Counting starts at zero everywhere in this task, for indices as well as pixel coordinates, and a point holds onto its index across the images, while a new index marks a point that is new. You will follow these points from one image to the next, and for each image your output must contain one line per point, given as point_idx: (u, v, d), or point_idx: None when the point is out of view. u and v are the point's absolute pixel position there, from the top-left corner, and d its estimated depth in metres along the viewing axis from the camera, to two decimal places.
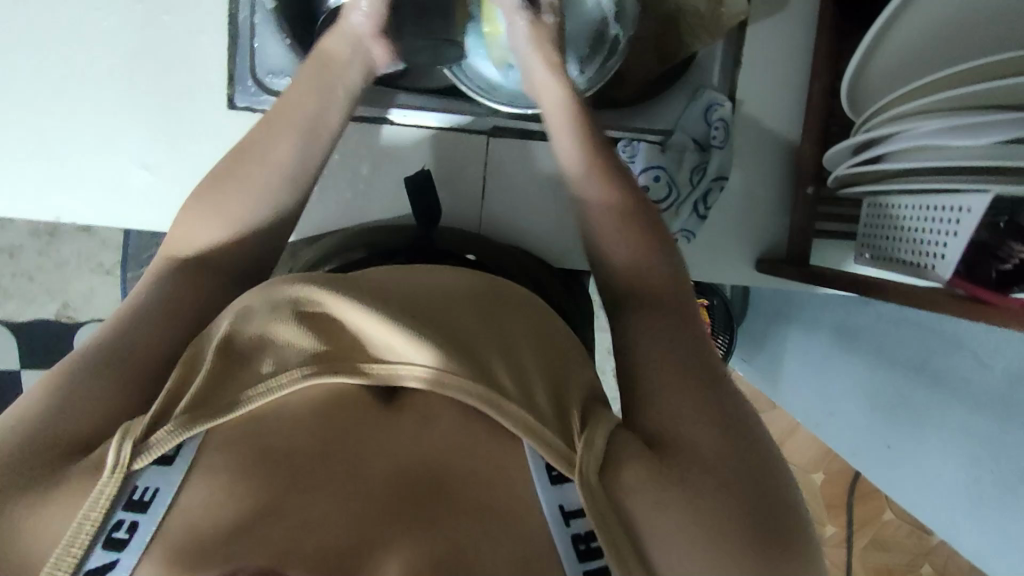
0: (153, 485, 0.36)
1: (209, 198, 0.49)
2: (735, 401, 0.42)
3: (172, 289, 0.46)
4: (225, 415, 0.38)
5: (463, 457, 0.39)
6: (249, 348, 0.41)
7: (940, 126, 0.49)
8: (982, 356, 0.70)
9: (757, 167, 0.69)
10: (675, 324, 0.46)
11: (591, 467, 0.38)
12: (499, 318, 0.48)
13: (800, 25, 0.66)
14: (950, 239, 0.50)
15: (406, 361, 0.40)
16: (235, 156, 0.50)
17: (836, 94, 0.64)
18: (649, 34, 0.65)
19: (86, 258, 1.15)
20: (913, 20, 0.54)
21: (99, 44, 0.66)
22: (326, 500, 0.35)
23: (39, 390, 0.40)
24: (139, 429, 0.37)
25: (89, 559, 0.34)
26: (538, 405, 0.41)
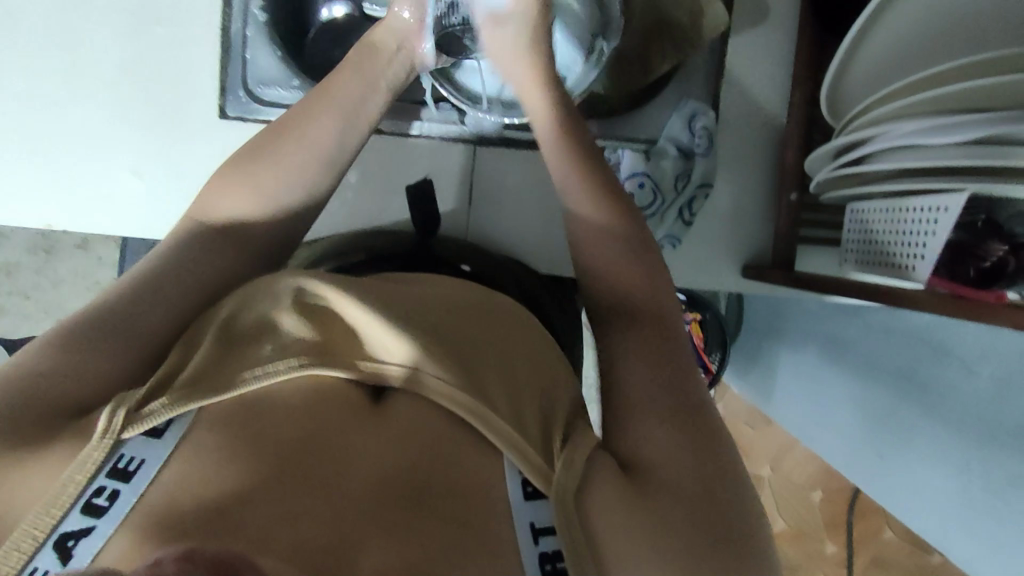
0: (139, 455, 0.35)
1: (242, 170, 0.49)
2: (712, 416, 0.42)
3: (182, 260, 0.45)
4: (223, 393, 0.38)
5: (446, 465, 0.38)
6: (251, 330, 0.42)
7: (918, 126, 0.50)
8: (970, 364, 0.70)
9: (741, 175, 0.69)
10: (656, 331, 0.45)
11: (568, 483, 0.37)
12: (494, 320, 0.48)
13: (780, 37, 0.68)
14: (928, 238, 0.50)
15: (394, 360, 0.41)
16: (274, 129, 0.51)
17: (817, 102, 0.65)
18: (633, 48, 0.67)
19: (81, 276, 1.19)
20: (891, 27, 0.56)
21: (94, 55, 0.68)
22: (298, 500, 0.34)
23: (36, 350, 0.39)
24: (132, 401, 0.36)
25: (65, 523, 0.33)
26: (526, 424, 0.41)
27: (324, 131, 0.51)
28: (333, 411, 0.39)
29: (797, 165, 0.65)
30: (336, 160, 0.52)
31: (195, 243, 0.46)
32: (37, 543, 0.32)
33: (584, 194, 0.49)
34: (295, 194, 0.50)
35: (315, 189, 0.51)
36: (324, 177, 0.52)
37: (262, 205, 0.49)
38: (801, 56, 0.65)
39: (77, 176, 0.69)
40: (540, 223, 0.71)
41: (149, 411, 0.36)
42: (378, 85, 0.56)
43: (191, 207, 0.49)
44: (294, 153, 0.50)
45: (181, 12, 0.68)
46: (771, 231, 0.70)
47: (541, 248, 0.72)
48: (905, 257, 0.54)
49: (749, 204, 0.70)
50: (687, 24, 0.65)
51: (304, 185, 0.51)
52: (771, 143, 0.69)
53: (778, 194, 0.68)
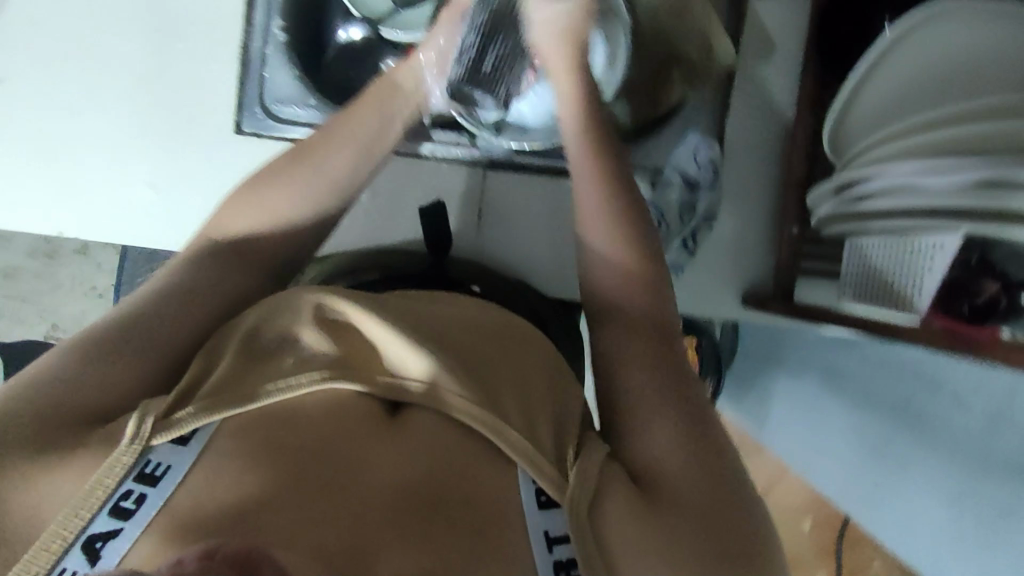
0: (165, 461, 0.37)
1: (261, 190, 0.51)
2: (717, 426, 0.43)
3: (204, 275, 0.47)
4: (244, 405, 0.39)
5: (462, 476, 0.39)
6: (272, 343, 0.43)
7: (920, 167, 0.51)
8: (962, 396, 0.71)
9: (744, 207, 0.71)
10: (664, 342, 0.46)
11: (581, 495, 0.39)
12: (507, 335, 0.49)
13: (783, 76, 0.70)
14: (926, 274, 0.52)
15: (414, 375, 0.42)
16: (293, 156, 0.52)
17: (820, 138, 0.67)
18: (643, 78, 0.69)
19: (81, 282, 1.19)
20: (893, 71, 0.59)
21: (116, 69, 0.70)
22: (319, 506, 0.36)
23: (64, 354, 0.40)
24: (160, 409, 0.38)
25: (93, 525, 0.34)
26: (539, 435, 0.42)
27: (340, 161, 0.52)
28: (350, 423, 0.40)
29: (798, 200, 0.67)
30: (349, 186, 0.54)
31: (211, 261, 0.48)
32: (67, 542, 0.34)
33: (603, 219, 0.50)
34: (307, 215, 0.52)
35: (324, 214, 0.53)
36: (336, 202, 0.53)
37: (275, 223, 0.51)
38: (805, 94, 0.67)
39: (91, 186, 0.70)
40: (547, 247, 0.73)
41: (176, 419, 0.38)
42: (393, 120, 0.56)
43: (208, 226, 0.50)
44: (312, 182, 0.51)
45: (205, 31, 0.70)
46: (772, 262, 0.72)
47: (546, 271, 0.73)
48: (908, 291, 0.54)
49: (750, 235, 0.72)
50: (699, 61, 0.68)
51: (314, 211, 0.52)
52: (773, 177, 0.71)
53: (780, 227, 0.70)
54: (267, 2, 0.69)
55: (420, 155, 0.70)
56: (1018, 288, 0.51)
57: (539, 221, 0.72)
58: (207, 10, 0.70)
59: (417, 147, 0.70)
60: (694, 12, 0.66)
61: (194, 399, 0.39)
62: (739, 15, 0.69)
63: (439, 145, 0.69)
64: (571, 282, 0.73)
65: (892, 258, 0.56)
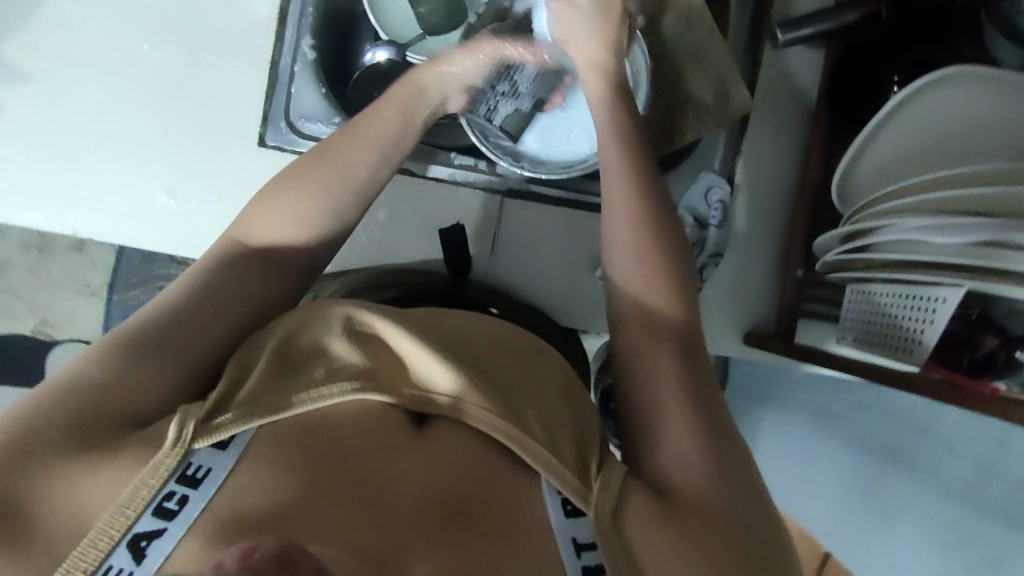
0: (206, 464, 0.38)
1: (283, 193, 0.51)
2: (734, 442, 0.46)
3: (227, 277, 0.48)
4: (278, 412, 0.41)
5: (487, 486, 0.42)
6: (305, 353, 0.44)
7: (925, 223, 0.54)
8: (950, 444, 0.74)
9: (751, 245, 0.74)
10: (683, 361, 0.48)
11: (604, 505, 0.42)
12: (522, 350, 0.50)
13: (793, 125, 0.73)
14: (927, 326, 0.54)
15: (440, 389, 0.44)
16: (312, 157, 0.52)
17: (828, 187, 0.69)
18: (660, 118, 0.72)
19: (73, 278, 1.17)
20: (903, 128, 0.61)
21: (145, 76, 0.71)
22: (355, 515, 0.38)
23: (99, 359, 0.42)
24: (199, 413, 0.39)
25: (138, 523, 0.36)
26: (562, 451, 0.43)
27: (362, 159, 0.53)
28: (386, 427, 0.43)
29: (804, 245, 0.69)
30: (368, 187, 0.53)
31: (234, 266, 0.48)
32: (114, 540, 0.35)
33: (626, 257, 0.52)
34: (320, 217, 0.51)
35: (342, 220, 0.52)
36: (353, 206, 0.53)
37: (297, 231, 0.51)
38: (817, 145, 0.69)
39: (109, 189, 0.70)
40: (558, 273, 0.74)
41: (216, 424, 0.39)
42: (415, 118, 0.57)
43: (232, 227, 0.51)
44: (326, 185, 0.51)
45: (236, 45, 0.72)
46: (775, 301, 0.74)
47: (555, 298, 0.74)
48: (906, 340, 0.57)
49: (754, 274, 0.74)
50: (716, 102, 0.70)
51: (334, 212, 0.52)
52: (780, 220, 0.73)
53: (785, 270, 0.72)
54: (298, 20, 0.72)
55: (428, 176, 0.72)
56: (1016, 344, 0.53)
57: (552, 250, 0.74)
58: (239, 26, 0.72)
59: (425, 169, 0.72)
60: (714, 57, 0.69)
61: (230, 404, 0.40)
62: (754, 64, 0.73)
63: (458, 168, 0.72)
64: (579, 311, 0.75)
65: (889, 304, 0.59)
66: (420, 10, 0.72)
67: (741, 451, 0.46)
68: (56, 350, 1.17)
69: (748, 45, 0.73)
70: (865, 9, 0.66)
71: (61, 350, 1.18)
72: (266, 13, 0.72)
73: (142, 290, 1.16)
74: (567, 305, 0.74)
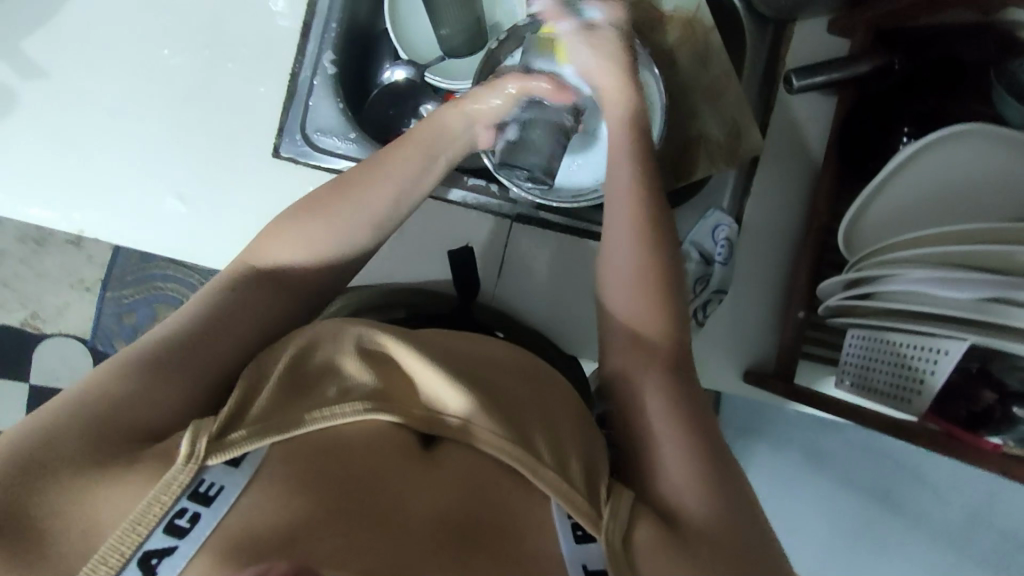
0: (219, 481, 0.39)
1: (303, 219, 0.52)
2: (735, 475, 0.47)
3: (241, 300, 0.49)
4: (290, 431, 0.42)
5: (496, 510, 0.43)
6: (317, 370, 0.45)
7: (932, 276, 0.54)
8: (941, 493, 0.85)
9: (754, 284, 0.74)
10: (679, 394, 0.50)
11: (615, 534, 0.42)
12: (535, 376, 0.51)
13: (801, 168, 0.74)
14: (929, 376, 0.55)
15: (452, 411, 0.45)
16: (336, 188, 0.53)
17: (834, 232, 0.70)
18: (670, 155, 0.73)
19: (68, 272, 1.15)
20: (909, 180, 0.62)
21: (164, 80, 0.71)
22: (370, 536, 0.38)
23: (115, 375, 0.42)
24: (213, 429, 0.40)
25: (149, 541, 0.36)
26: (572, 475, 0.44)
27: (382, 197, 0.53)
28: (392, 448, 0.43)
29: (807, 288, 0.70)
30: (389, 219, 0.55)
31: (244, 286, 0.50)
32: (123, 559, 0.36)
33: (632, 292, 0.53)
34: (337, 243, 0.52)
35: (356, 246, 0.53)
36: (370, 233, 0.54)
37: (309, 252, 0.51)
38: (825, 191, 0.71)
39: (119, 191, 0.71)
40: (561, 301, 0.74)
41: (228, 441, 0.40)
42: (438, 158, 0.58)
43: (245, 252, 0.52)
44: (346, 214, 0.52)
45: (256, 54, 0.72)
46: (775, 341, 0.75)
47: (558, 325, 0.74)
48: (904, 389, 0.58)
49: (756, 313, 0.75)
50: (727, 142, 0.72)
51: (353, 242, 0.53)
52: (783, 261, 0.74)
53: (787, 311, 0.73)
54: (321, 35, 0.72)
55: (447, 202, 0.73)
56: (1011, 401, 0.54)
57: (558, 277, 0.74)
58: (260, 37, 0.72)
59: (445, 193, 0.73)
60: (729, 98, 0.71)
61: (242, 422, 0.41)
62: (767, 105, 0.74)
63: (470, 193, 0.73)
64: (581, 339, 0.75)
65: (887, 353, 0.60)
66: (443, 32, 0.71)
67: (739, 479, 0.47)
68: (45, 344, 1.16)
69: (761, 88, 0.74)
70: (879, 60, 0.67)
71: (50, 345, 1.16)
72: (288, 24, 0.73)
73: (134, 289, 1.14)
74: (569, 332, 0.75)
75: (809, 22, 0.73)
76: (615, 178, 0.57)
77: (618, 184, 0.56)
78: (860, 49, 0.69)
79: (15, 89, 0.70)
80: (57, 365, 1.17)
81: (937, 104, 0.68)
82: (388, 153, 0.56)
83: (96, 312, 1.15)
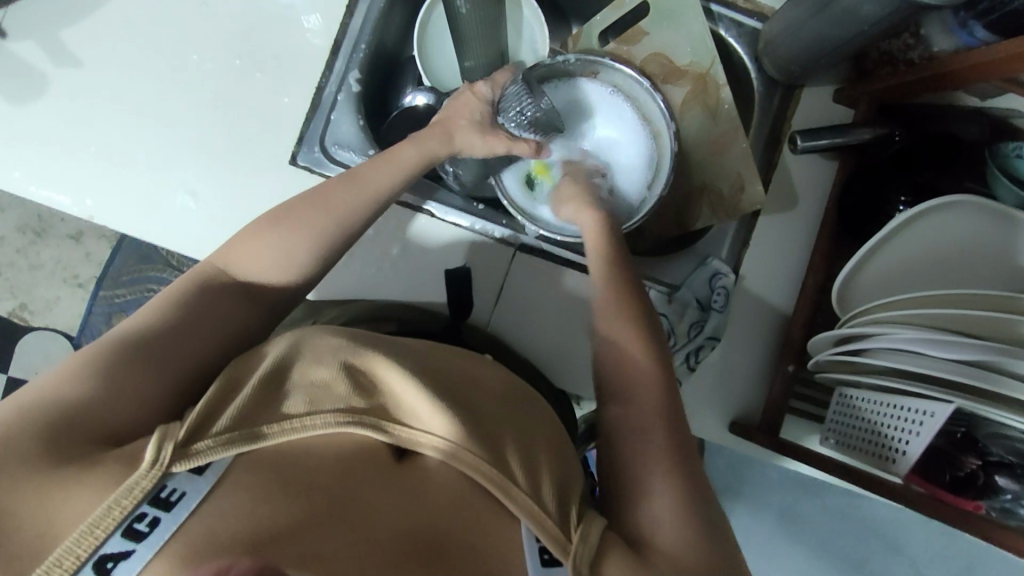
0: (181, 488, 0.40)
1: (287, 224, 0.56)
2: (726, 535, 0.49)
3: (205, 304, 0.52)
4: (251, 444, 0.43)
5: (464, 530, 0.44)
6: (292, 378, 0.46)
7: (919, 335, 0.55)
8: (917, 565, 0.97)
9: (747, 336, 0.75)
10: (682, 458, 0.51)
11: (583, 554, 0.43)
12: (511, 406, 0.53)
13: (802, 224, 0.75)
14: (913, 437, 0.55)
15: (427, 432, 0.46)
16: (308, 197, 0.57)
17: (826, 292, 0.71)
18: (674, 204, 0.77)
19: (62, 267, 1.15)
20: (895, 250, 0.64)
21: (191, 82, 0.74)
22: (336, 538, 0.41)
23: (80, 369, 0.45)
24: (179, 436, 0.41)
25: (106, 545, 0.38)
26: (544, 499, 0.45)
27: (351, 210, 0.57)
28: (362, 464, 0.45)
29: (798, 342, 0.71)
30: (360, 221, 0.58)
31: (215, 290, 0.53)
32: (78, 562, 0.37)
33: (634, 340, 0.57)
34: (311, 250, 0.56)
35: (347, 226, 0.57)
36: (355, 234, 0.58)
37: (286, 266, 0.55)
38: (822, 251, 0.72)
39: (131, 184, 0.72)
40: (552, 335, 0.75)
41: (193, 449, 0.41)
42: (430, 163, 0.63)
43: (214, 257, 0.55)
44: (323, 220, 0.56)
45: (282, 66, 0.75)
46: (762, 395, 0.75)
47: (551, 360, 0.75)
48: (889, 448, 0.58)
49: (745, 367, 0.75)
50: (730, 196, 0.74)
51: (338, 234, 0.57)
52: (777, 317, 0.75)
53: (777, 364, 0.74)
54: (350, 53, 0.75)
55: (421, 211, 0.75)
56: (995, 470, 0.56)
57: (555, 309, 0.75)
58: (291, 49, 0.75)
59: (421, 205, 0.75)
60: (734, 153, 0.74)
61: (209, 430, 0.42)
62: (770, 165, 0.77)
63: (447, 207, 0.75)
64: (571, 372, 0.74)
65: (869, 413, 0.61)
66: (466, 64, 0.76)
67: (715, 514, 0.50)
68: (28, 338, 1.15)
69: (765, 150, 0.78)
70: (880, 130, 0.70)
71: (35, 340, 1.15)
72: (320, 42, 0.75)
73: (127, 290, 1.14)
74: (559, 365, 0.75)
75: (817, 88, 0.76)
76: (598, 267, 0.62)
77: (600, 274, 0.61)
78: (862, 120, 0.73)
79: (47, 76, 0.72)
80: (37, 362, 1.15)
81: (935, 178, 0.70)
82: (387, 155, 0.61)
83: (86, 309, 1.15)
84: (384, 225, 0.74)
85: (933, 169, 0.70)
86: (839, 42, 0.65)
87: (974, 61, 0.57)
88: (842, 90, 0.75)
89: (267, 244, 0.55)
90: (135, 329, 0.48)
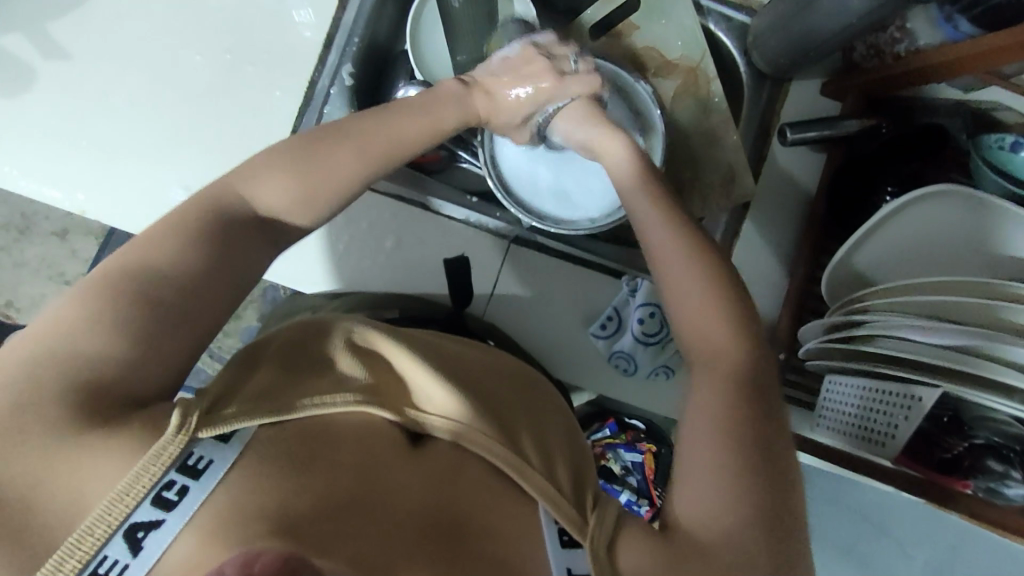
0: (207, 455, 0.40)
1: (314, 162, 0.52)
2: (773, 474, 0.46)
3: (215, 256, 0.47)
4: (281, 414, 0.43)
5: (483, 512, 0.44)
6: (318, 361, 0.48)
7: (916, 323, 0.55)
8: None
9: None
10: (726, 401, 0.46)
11: (601, 536, 0.44)
12: (517, 391, 0.54)
13: (791, 216, 0.77)
14: (902, 422, 0.57)
15: (438, 411, 0.47)
16: (335, 130, 0.53)
17: (816, 281, 0.72)
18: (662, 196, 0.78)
19: (49, 264, 1.14)
20: (881, 241, 0.65)
21: (182, 74, 0.73)
22: (350, 527, 0.39)
23: (87, 335, 0.41)
24: (202, 405, 0.41)
25: (135, 513, 0.38)
26: (556, 472, 0.47)
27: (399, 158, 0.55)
28: (375, 446, 0.45)
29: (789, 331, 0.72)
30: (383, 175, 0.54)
31: (228, 235, 0.48)
32: (109, 530, 0.37)
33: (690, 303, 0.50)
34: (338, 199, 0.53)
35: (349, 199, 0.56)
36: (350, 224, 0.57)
37: (307, 212, 0.52)
38: (812, 240, 0.73)
39: (125, 176, 0.71)
40: (547, 327, 0.75)
41: (217, 417, 0.41)
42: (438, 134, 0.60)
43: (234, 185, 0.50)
44: (343, 159, 0.52)
45: (276, 59, 0.75)
46: None
47: (546, 346, 0.75)
48: (879, 434, 0.59)
49: None
50: (721, 185, 0.76)
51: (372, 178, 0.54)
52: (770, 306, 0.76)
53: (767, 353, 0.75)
54: (342, 47, 0.75)
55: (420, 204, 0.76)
56: (986, 454, 0.56)
57: (552, 299, 0.75)
58: (283, 42, 0.75)
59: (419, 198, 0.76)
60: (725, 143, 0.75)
61: (229, 401, 0.43)
62: (759, 156, 0.78)
63: (446, 201, 0.75)
64: (568, 359, 0.75)
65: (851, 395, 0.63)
66: (460, 58, 0.75)
67: (768, 471, 0.45)
68: None
69: (755, 141, 0.79)
70: (867, 120, 0.71)
71: None
72: (312, 35, 0.75)
73: None
74: (552, 345, 0.75)
75: (803, 81, 0.78)
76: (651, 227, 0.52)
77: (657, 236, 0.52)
78: (850, 112, 0.74)
79: (36, 69, 0.72)
80: None
81: (920, 168, 0.71)
82: (424, 99, 0.57)
83: None
84: (376, 218, 0.75)
85: (920, 158, 0.70)
86: (827, 35, 0.66)
87: (963, 53, 0.57)
88: (828, 84, 0.76)
89: (269, 180, 0.51)
90: (143, 268, 0.44)
